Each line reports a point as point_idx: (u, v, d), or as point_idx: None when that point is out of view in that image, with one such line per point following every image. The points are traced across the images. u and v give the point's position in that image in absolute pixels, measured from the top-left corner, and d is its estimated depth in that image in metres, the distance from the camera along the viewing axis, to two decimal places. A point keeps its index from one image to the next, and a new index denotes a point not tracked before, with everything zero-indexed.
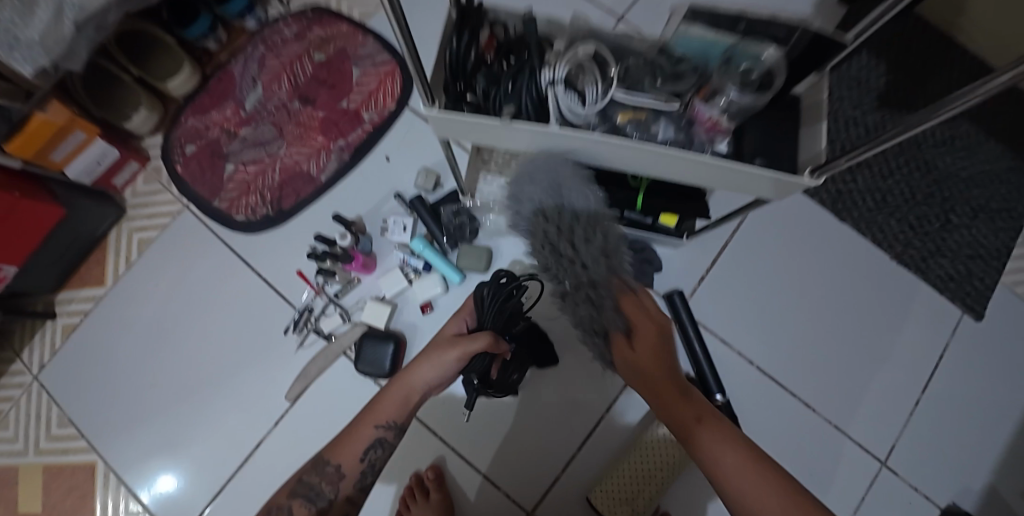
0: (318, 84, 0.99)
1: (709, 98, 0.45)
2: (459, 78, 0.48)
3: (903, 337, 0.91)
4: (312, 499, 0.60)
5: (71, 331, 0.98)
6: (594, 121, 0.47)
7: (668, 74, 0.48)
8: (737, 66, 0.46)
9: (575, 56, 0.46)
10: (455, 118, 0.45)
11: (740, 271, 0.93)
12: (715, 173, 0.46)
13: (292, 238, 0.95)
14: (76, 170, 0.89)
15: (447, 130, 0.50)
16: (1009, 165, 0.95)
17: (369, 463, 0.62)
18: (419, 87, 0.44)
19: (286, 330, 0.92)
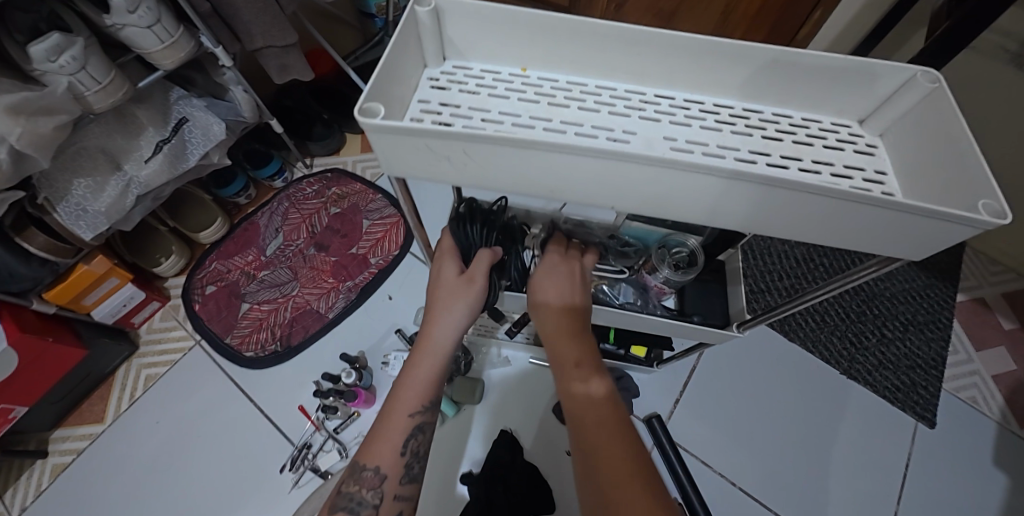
0: (332, 233, 1.13)
1: (652, 271, 0.64)
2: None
3: (869, 457, 0.98)
4: (355, 509, 0.53)
5: (59, 471, 0.96)
6: None
7: (620, 249, 0.67)
8: (671, 249, 0.64)
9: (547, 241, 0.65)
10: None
11: (711, 392, 1.02)
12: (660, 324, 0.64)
13: (297, 372, 1.01)
14: (102, 312, 0.96)
15: None
16: (923, 284, 1.14)
17: (411, 452, 0.55)
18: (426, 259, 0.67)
19: (283, 468, 0.93)
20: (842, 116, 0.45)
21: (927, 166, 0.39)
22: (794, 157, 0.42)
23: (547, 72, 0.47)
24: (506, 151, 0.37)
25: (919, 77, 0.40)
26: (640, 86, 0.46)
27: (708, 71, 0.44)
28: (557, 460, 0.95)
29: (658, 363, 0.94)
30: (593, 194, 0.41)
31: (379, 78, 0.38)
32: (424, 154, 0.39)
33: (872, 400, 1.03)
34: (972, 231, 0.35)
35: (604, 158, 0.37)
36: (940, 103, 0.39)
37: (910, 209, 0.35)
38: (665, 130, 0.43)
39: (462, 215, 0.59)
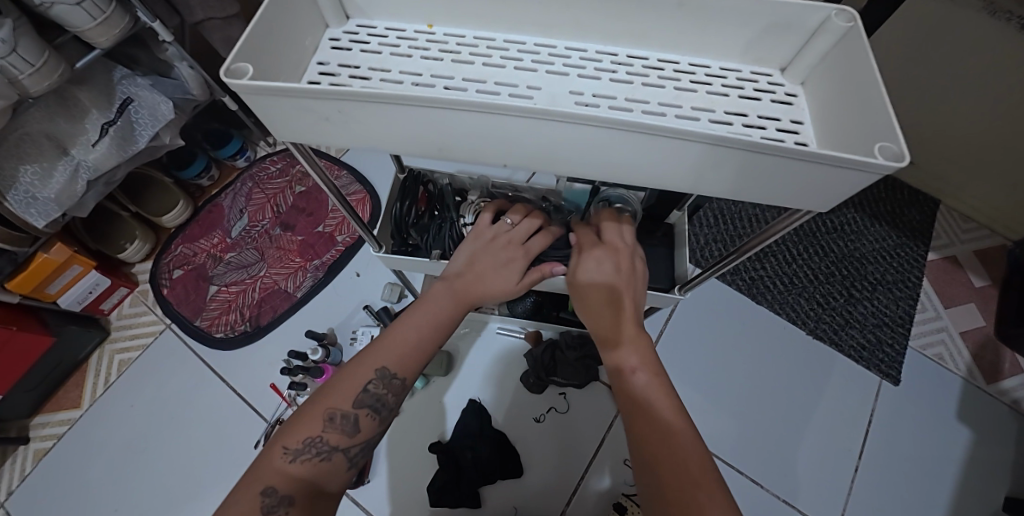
0: (297, 212, 1.12)
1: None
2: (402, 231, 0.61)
3: (832, 410, 1.00)
4: (377, 408, 0.48)
5: (41, 456, 0.98)
6: None
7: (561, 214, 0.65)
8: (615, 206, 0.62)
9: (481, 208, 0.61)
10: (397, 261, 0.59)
11: (678, 355, 1.03)
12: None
13: (267, 351, 1.02)
14: (69, 300, 0.96)
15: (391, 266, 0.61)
16: (895, 242, 1.13)
17: (375, 396, 0.48)
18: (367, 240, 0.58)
19: (258, 443, 0.95)
20: (764, 65, 0.44)
21: (842, 114, 0.38)
22: (706, 107, 0.41)
23: (456, 28, 0.45)
24: (400, 108, 0.36)
25: (835, 17, 0.39)
26: (551, 39, 0.45)
27: (617, 18, 0.42)
28: (527, 425, 0.96)
29: None
30: (497, 152, 0.40)
31: (253, 36, 0.36)
32: (305, 115, 0.38)
33: (837, 359, 1.04)
34: (872, 178, 0.35)
35: (486, 113, 0.36)
36: (855, 44, 0.38)
37: (811, 159, 0.34)
38: (573, 84, 0.42)
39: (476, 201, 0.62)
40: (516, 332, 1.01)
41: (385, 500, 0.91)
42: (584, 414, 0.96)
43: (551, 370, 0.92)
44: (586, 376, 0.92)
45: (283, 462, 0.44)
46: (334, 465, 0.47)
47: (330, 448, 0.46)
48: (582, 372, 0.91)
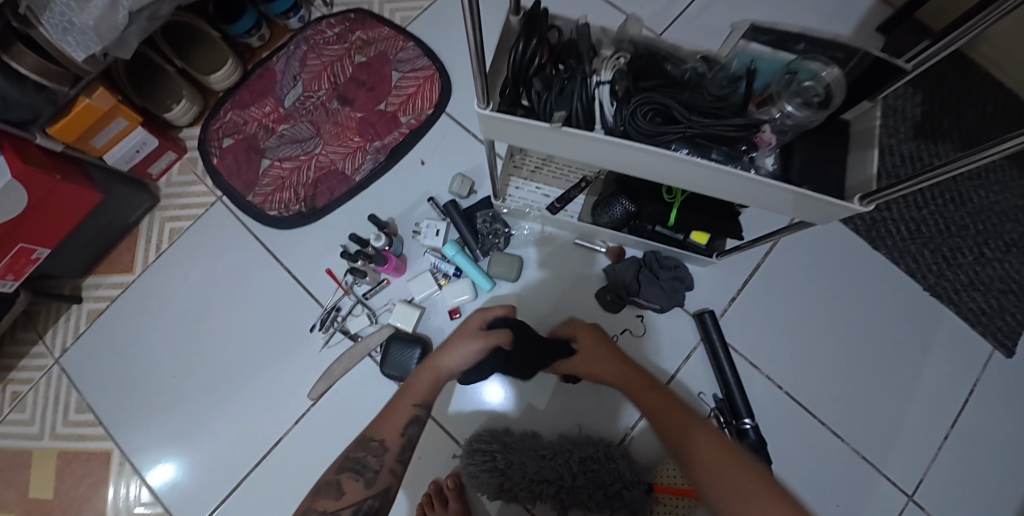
0: (357, 86, 0.99)
1: (762, 105, 0.51)
2: (518, 82, 0.53)
3: (930, 365, 0.91)
4: (361, 470, 0.62)
5: (96, 316, 0.96)
6: (642, 125, 0.50)
7: (720, 79, 0.53)
8: (799, 81, 0.50)
9: (621, 67, 0.52)
10: (508, 120, 0.51)
11: (771, 290, 0.93)
12: (754, 190, 0.52)
13: (323, 235, 0.94)
14: (115, 157, 0.89)
15: (493, 130, 0.55)
16: None
17: (359, 462, 0.62)
18: (477, 91, 0.49)
19: (312, 328, 0.91)
20: None
21: None
22: None
23: None
24: None
25: None
26: None
27: None
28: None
29: (719, 255, 0.84)
30: None
31: None
32: None
33: (949, 318, 0.93)
34: None
35: None
36: None
37: None
38: None
39: (625, 67, 0.52)
40: (596, 244, 0.90)
41: (440, 402, 0.86)
42: (659, 344, 0.90)
43: (634, 289, 0.84)
44: (672, 300, 0.84)
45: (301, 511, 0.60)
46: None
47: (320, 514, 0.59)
48: (669, 294, 0.84)
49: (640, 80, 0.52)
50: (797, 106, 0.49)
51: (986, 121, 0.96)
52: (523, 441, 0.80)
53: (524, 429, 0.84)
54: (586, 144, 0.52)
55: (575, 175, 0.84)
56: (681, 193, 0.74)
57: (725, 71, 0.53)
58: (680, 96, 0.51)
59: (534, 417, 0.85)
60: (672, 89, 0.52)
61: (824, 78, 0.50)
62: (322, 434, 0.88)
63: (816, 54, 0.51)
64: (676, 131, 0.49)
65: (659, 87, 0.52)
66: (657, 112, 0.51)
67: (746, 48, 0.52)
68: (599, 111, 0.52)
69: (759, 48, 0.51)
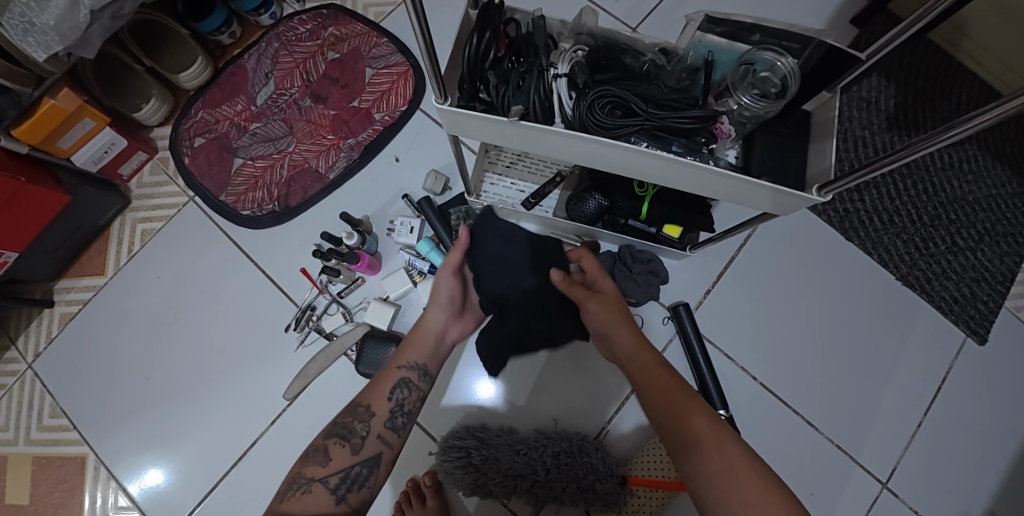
0: (330, 83, 0.99)
1: (720, 97, 0.52)
2: (475, 76, 0.52)
3: (903, 353, 0.92)
4: (347, 437, 0.64)
5: (67, 320, 0.95)
6: (602, 119, 0.50)
7: (678, 71, 0.54)
8: (755, 72, 0.50)
9: (579, 59, 0.52)
10: (466, 114, 0.51)
11: (748, 282, 0.94)
12: (712, 181, 0.52)
13: (296, 235, 0.94)
14: (83, 158, 0.88)
15: (454, 125, 0.55)
16: (1015, 191, 0.96)
17: (345, 426, 0.65)
18: (433, 85, 0.49)
19: (287, 328, 0.90)
20: None
21: None
22: None
23: None
24: None
25: None
26: None
27: None
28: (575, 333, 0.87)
29: (693, 247, 0.85)
30: None
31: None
32: None
33: (922, 308, 0.93)
34: None
35: None
36: None
37: None
38: None
39: (584, 57, 0.53)
40: (571, 239, 0.89)
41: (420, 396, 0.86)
42: None
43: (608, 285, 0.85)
44: (647, 293, 0.85)
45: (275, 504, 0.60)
46: (321, 497, 0.60)
47: (308, 481, 0.61)
48: (643, 287, 0.85)
49: (598, 73, 0.52)
50: (753, 98, 0.50)
51: (959, 111, 0.96)
52: (498, 436, 0.80)
53: (502, 424, 0.84)
54: (546, 137, 0.52)
55: (550, 170, 0.85)
56: (652, 186, 0.75)
57: (683, 63, 0.54)
58: (638, 88, 0.51)
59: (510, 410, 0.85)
60: (630, 81, 0.52)
61: (780, 67, 0.49)
62: (300, 432, 0.87)
63: (773, 43, 0.50)
64: (633, 124, 0.50)
65: (618, 79, 0.52)
66: (616, 105, 0.51)
67: (702, 39, 0.52)
68: (559, 103, 0.52)
69: (715, 40, 0.51)
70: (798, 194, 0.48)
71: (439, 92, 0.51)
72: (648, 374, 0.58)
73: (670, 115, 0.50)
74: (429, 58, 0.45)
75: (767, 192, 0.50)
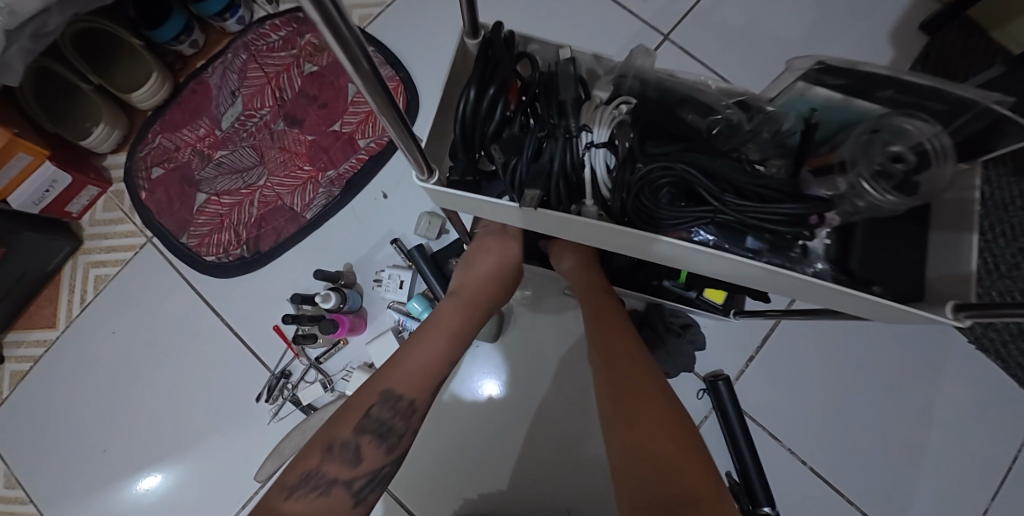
0: (307, 101, 0.84)
1: (819, 173, 0.36)
2: (474, 145, 0.38)
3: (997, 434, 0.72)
4: (384, 435, 0.47)
5: (19, 379, 0.84)
6: (650, 208, 0.35)
7: (761, 133, 0.39)
8: (884, 142, 0.33)
9: (620, 115, 0.37)
10: (461, 196, 0.38)
11: (800, 346, 0.76)
12: (798, 289, 0.38)
13: (268, 285, 0.80)
14: (22, 199, 0.75)
15: (449, 201, 0.42)
16: None
17: (379, 420, 0.47)
18: (413, 161, 0.35)
19: (258, 398, 0.77)
20: None
21: None
22: None
23: None
24: None
25: None
26: None
27: None
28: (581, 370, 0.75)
29: (737, 312, 0.67)
30: None
31: None
32: None
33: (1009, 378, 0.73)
34: None
35: None
36: None
37: None
38: None
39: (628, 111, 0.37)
40: None
41: (412, 477, 0.75)
42: None
43: None
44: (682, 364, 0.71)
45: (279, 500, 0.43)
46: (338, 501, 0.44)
47: (328, 483, 0.44)
48: (678, 358, 0.70)
49: (649, 139, 0.37)
50: (871, 183, 0.32)
51: None
52: None
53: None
54: (570, 224, 0.39)
55: None
56: None
57: (770, 122, 0.39)
58: (707, 163, 0.35)
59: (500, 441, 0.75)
60: (693, 152, 0.36)
61: (921, 138, 0.32)
62: None
63: (911, 104, 0.35)
64: (695, 217, 0.35)
65: (677, 149, 0.36)
66: (675, 190, 0.36)
67: (806, 92, 0.36)
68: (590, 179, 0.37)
69: (824, 94, 0.35)
70: (926, 316, 0.34)
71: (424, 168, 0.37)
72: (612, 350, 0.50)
73: (754, 207, 0.34)
74: (403, 134, 0.33)
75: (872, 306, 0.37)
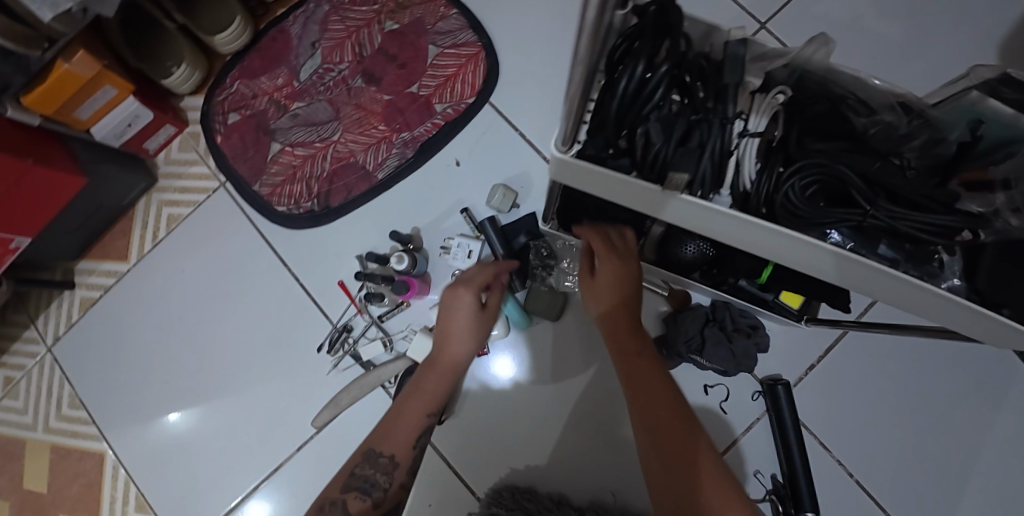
0: (386, 60, 0.83)
1: (971, 188, 0.35)
2: (621, 122, 0.36)
3: None
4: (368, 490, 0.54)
5: (88, 306, 0.87)
6: (799, 206, 0.34)
7: (923, 137, 0.37)
8: None
9: (777, 108, 0.36)
10: (596, 171, 0.37)
11: (863, 359, 0.75)
12: (925, 304, 0.38)
13: (335, 240, 0.81)
14: (103, 132, 0.77)
15: (570, 175, 0.41)
16: None
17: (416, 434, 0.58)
18: (558, 132, 0.37)
19: (319, 348, 0.80)
20: None
21: None
22: None
23: None
24: None
25: None
26: None
27: None
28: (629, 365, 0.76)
29: (809, 320, 0.68)
30: None
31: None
32: None
33: None
34: None
35: None
36: None
37: None
38: None
39: (784, 108, 0.37)
40: (656, 287, 0.75)
41: (460, 444, 0.77)
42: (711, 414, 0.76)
43: (696, 348, 0.70)
44: (745, 365, 0.69)
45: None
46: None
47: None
48: (743, 360, 0.69)
49: (804, 136, 0.36)
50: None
51: None
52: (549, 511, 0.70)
53: (552, 490, 0.74)
54: (703, 215, 0.38)
55: None
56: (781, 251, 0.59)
57: (934, 128, 0.37)
58: (863, 165, 0.34)
59: (542, 415, 0.76)
60: (849, 155, 0.35)
61: None
62: (323, 464, 0.78)
63: None
64: (843, 218, 0.34)
65: (833, 149, 0.35)
66: (821, 189, 0.35)
67: (978, 102, 0.36)
68: (737, 170, 0.36)
69: (997, 107, 0.35)
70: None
71: (563, 137, 0.38)
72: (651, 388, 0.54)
73: (910, 216, 0.34)
74: None
75: (999, 328, 0.36)
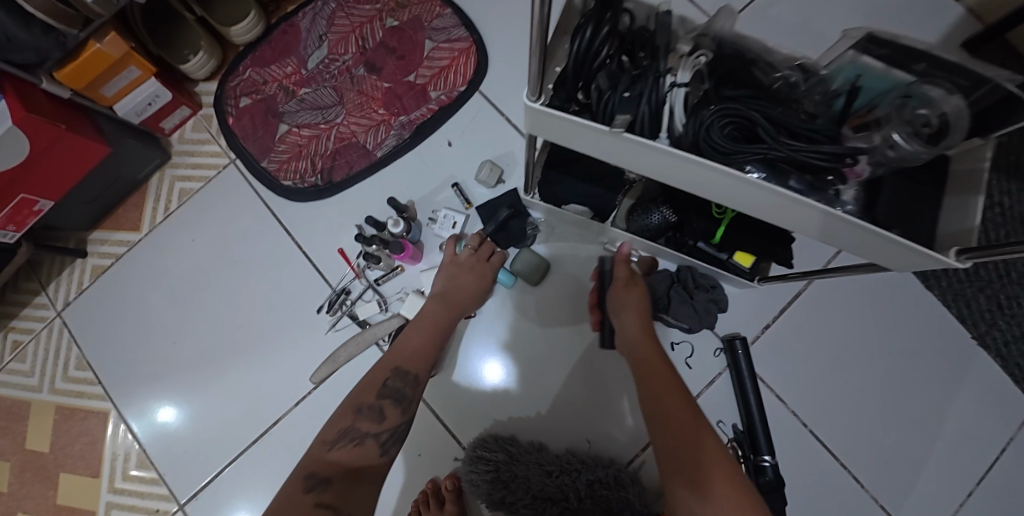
0: (386, 52, 0.92)
1: (858, 130, 0.45)
2: (578, 76, 0.45)
3: (958, 409, 0.83)
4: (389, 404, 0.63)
5: (99, 273, 0.93)
6: (719, 142, 0.43)
7: (816, 92, 0.48)
8: (912, 107, 0.43)
9: (701, 67, 0.46)
10: (559, 117, 0.44)
11: (812, 322, 0.85)
12: (831, 227, 0.45)
13: (337, 212, 0.89)
14: (126, 109, 0.84)
15: (540, 126, 0.49)
16: None
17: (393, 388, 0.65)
18: (528, 84, 0.43)
19: (320, 309, 0.87)
20: None
21: None
22: None
23: None
24: None
25: None
26: None
27: None
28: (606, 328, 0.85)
29: (761, 280, 0.77)
30: None
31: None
32: None
33: (983, 364, 0.83)
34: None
35: None
36: None
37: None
38: None
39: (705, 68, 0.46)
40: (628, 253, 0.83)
41: (448, 398, 0.83)
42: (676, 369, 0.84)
43: (662, 305, 0.78)
44: (704, 322, 0.78)
45: (320, 452, 0.58)
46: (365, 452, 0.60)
47: (361, 434, 0.60)
48: (701, 316, 0.78)
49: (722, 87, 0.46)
50: (904, 136, 0.42)
51: None
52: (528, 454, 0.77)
53: (532, 439, 0.81)
54: (647, 154, 0.46)
55: None
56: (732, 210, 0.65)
57: (823, 84, 0.48)
58: (768, 111, 0.44)
59: (522, 373, 0.83)
60: (756, 102, 0.45)
61: (943, 106, 0.42)
62: (321, 416, 0.84)
63: (940, 78, 0.44)
64: (753, 151, 0.43)
65: (743, 97, 0.45)
66: (738, 130, 0.44)
67: (855, 59, 0.46)
68: (670, 114, 0.45)
69: (870, 62, 0.46)
70: (926, 254, 0.41)
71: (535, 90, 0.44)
72: (666, 405, 0.60)
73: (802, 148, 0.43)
74: (539, 59, 0.39)
75: (892, 247, 0.43)
